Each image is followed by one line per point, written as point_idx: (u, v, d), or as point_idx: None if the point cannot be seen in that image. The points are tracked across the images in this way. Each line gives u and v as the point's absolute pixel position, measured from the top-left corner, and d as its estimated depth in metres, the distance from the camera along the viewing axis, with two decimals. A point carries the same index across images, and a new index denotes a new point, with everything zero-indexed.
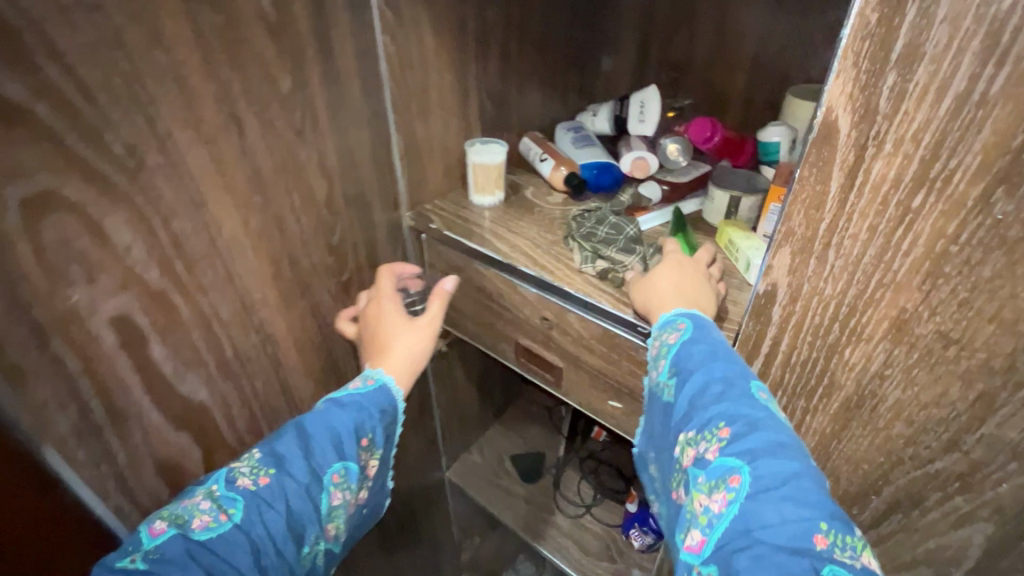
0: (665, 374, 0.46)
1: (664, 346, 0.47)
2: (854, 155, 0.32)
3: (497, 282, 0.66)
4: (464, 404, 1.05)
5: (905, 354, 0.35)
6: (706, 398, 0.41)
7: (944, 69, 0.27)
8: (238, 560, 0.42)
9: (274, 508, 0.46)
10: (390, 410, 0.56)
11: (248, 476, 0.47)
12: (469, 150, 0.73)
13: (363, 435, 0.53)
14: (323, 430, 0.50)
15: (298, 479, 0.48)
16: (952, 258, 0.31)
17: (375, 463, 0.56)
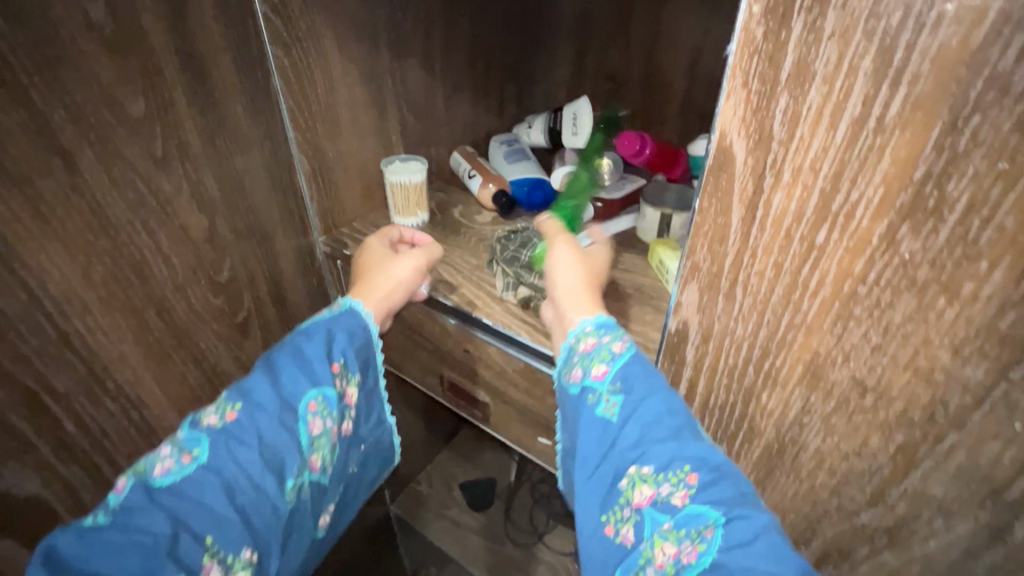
0: (605, 383, 0.38)
1: (606, 353, 0.39)
2: (752, 186, 0.28)
3: (416, 312, 0.61)
4: (407, 433, 0.99)
5: (822, 402, 0.32)
6: (665, 430, 0.35)
7: (836, 90, 0.24)
8: (213, 501, 0.37)
9: (241, 445, 0.39)
10: (364, 336, 0.49)
11: (214, 413, 0.40)
12: (386, 168, 0.67)
13: (333, 359, 0.45)
14: (288, 356, 0.44)
15: (261, 412, 0.40)
16: (861, 300, 0.27)
17: (354, 392, 0.48)
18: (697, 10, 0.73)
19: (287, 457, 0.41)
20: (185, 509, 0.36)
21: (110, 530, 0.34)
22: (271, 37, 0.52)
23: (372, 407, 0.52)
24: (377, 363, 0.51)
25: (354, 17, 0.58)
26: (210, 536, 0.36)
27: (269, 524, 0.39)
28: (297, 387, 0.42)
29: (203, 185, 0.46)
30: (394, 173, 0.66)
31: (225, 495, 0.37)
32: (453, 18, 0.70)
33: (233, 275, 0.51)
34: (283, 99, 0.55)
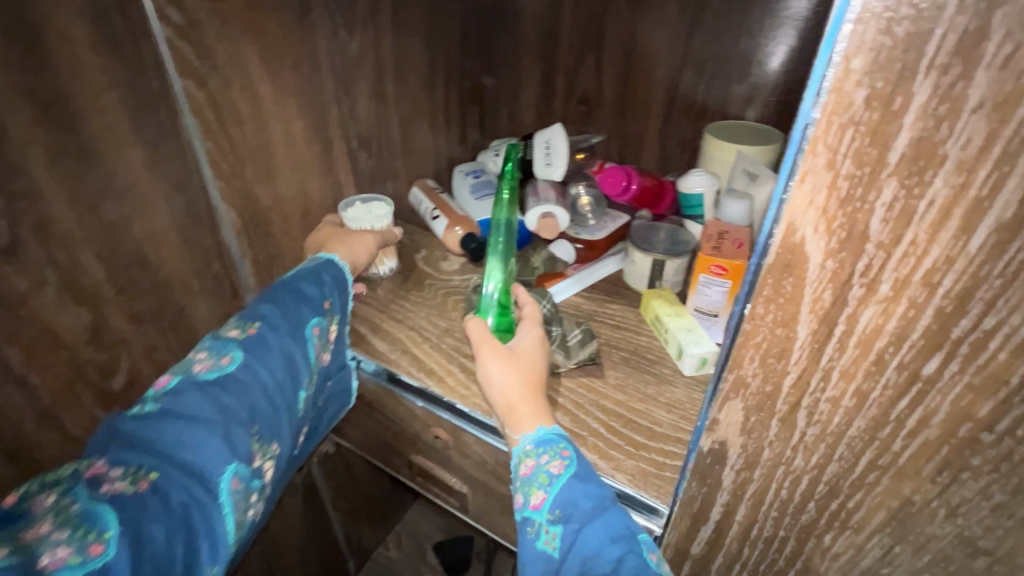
0: (542, 512, 0.36)
1: (543, 477, 0.36)
2: (830, 296, 0.21)
3: (375, 389, 0.51)
4: (372, 497, 0.88)
5: (910, 555, 0.25)
6: (601, 566, 0.32)
7: (978, 182, 0.16)
8: (250, 403, 0.36)
9: (270, 348, 0.38)
10: (342, 290, 0.46)
11: (236, 327, 0.38)
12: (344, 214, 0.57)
13: (325, 298, 0.43)
14: (289, 291, 0.42)
15: (286, 326, 0.39)
16: (984, 449, 0.20)
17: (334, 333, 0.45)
18: (677, 26, 0.66)
19: (302, 372, 0.40)
20: (227, 406, 0.35)
21: (165, 419, 0.33)
22: (175, 67, 0.41)
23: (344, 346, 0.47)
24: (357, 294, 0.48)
25: (284, 41, 0.48)
26: (253, 430, 0.36)
27: (289, 428, 0.39)
28: (305, 311, 0.41)
29: (78, 267, 0.35)
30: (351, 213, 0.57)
31: (261, 392, 0.37)
32: (406, 40, 0.61)
33: (132, 374, 0.40)
34: (198, 142, 0.45)
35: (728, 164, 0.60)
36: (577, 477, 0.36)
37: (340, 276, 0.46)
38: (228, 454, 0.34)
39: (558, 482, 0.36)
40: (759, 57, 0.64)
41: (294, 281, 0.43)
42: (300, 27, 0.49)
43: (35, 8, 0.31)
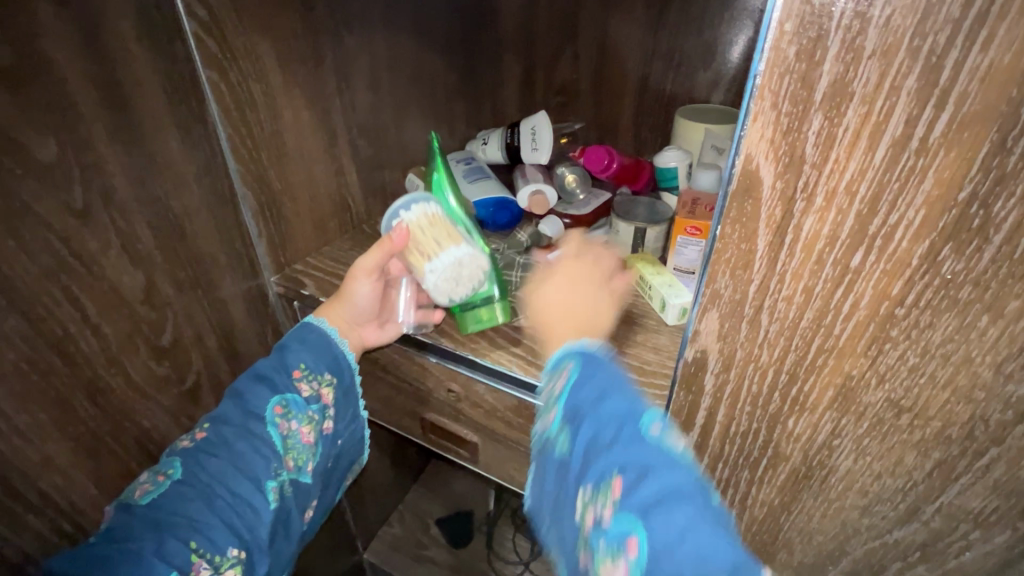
0: (552, 421, 0.37)
1: (550, 394, 0.38)
2: (781, 210, 0.27)
3: (389, 351, 0.56)
4: (376, 475, 0.92)
5: (854, 424, 0.31)
6: (600, 447, 0.33)
7: (877, 110, 0.23)
8: (188, 510, 0.40)
9: (215, 454, 0.43)
10: (329, 351, 0.49)
11: (188, 438, 0.44)
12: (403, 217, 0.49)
13: (292, 368, 0.47)
14: (250, 380, 0.46)
15: (229, 424, 0.44)
16: (898, 321, 0.27)
17: (327, 393, 0.49)
18: (646, 20, 0.72)
19: (261, 462, 0.44)
20: (167, 519, 0.39)
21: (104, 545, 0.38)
22: (202, 58, 0.45)
23: (353, 403, 0.51)
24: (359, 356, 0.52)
25: (294, 36, 0.53)
26: (193, 539, 0.39)
27: (253, 524, 0.42)
28: (260, 402, 0.45)
29: (132, 235, 0.40)
30: (387, 228, 0.50)
31: (201, 497, 0.41)
32: (398, 36, 0.65)
33: (176, 336, 0.45)
34: (221, 129, 0.49)
35: (697, 141, 0.66)
36: (580, 377, 0.36)
37: (327, 333, 0.50)
38: (165, 565, 0.38)
39: (563, 395, 0.37)
40: (720, 47, 0.71)
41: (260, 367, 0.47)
42: (307, 23, 0.54)
43: (93, 4, 0.36)
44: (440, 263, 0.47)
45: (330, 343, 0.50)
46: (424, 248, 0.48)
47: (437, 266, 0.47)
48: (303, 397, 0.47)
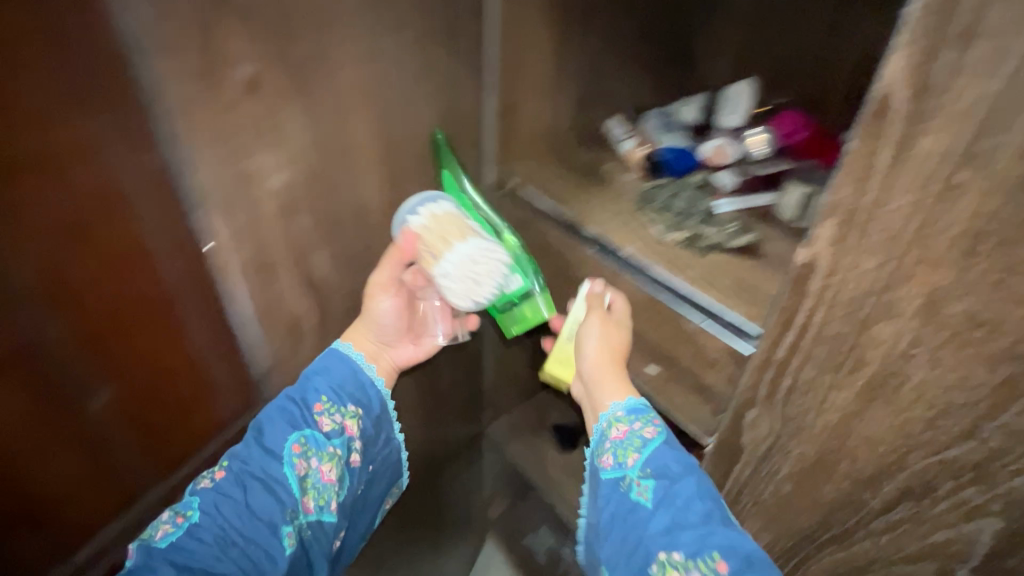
0: (636, 469, 0.52)
1: (638, 439, 0.53)
2: (905, 129, 0.34)
3: (560, 242, 0.69)
4: (515, 365, 1.10)
5: (934, 334, 0.36)
6: (688, 514, 0.48)
7: (1001, 46, 0.29)
8: (204, 552, 0.51)
9: (252, 474, 0.55)
10: (346, 383, 0.63)
11: (207, 478, 0.55)
12: (410, 221, 0.61)
13: (314, 402, 0.60)
14: (269, 420, 0.57)
15: (246, 465, 0.56)
16: (989, 238, 0.32)
17: (349, 424, 0.63)
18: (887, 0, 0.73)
19: (276, 507, 0.56)
20: (184, 559, 0.51)
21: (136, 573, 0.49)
22: None
23: (375, 428, 0.67)
24: (378, 388, 0.67)
25: None
26: None
27: (270, 565, 0.55)
28: (282, 423, 0.57)
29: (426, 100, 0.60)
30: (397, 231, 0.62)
31: (230, 524, 0.54)
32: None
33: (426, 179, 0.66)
34: None
35: None
36: (663, 446, 0.52)
37: (350, 360, 0.64)
38: None
39: (650, 444, 0.53)
40: None
41: (279, 402, 0.59)
42: None
43: None
44: (456, 263, 0.61)
45: (353, 372, 0.64)
46: (434, 255, 0.61)
47: (451, 263, 0.61)
48: (319, 433, 0.59)
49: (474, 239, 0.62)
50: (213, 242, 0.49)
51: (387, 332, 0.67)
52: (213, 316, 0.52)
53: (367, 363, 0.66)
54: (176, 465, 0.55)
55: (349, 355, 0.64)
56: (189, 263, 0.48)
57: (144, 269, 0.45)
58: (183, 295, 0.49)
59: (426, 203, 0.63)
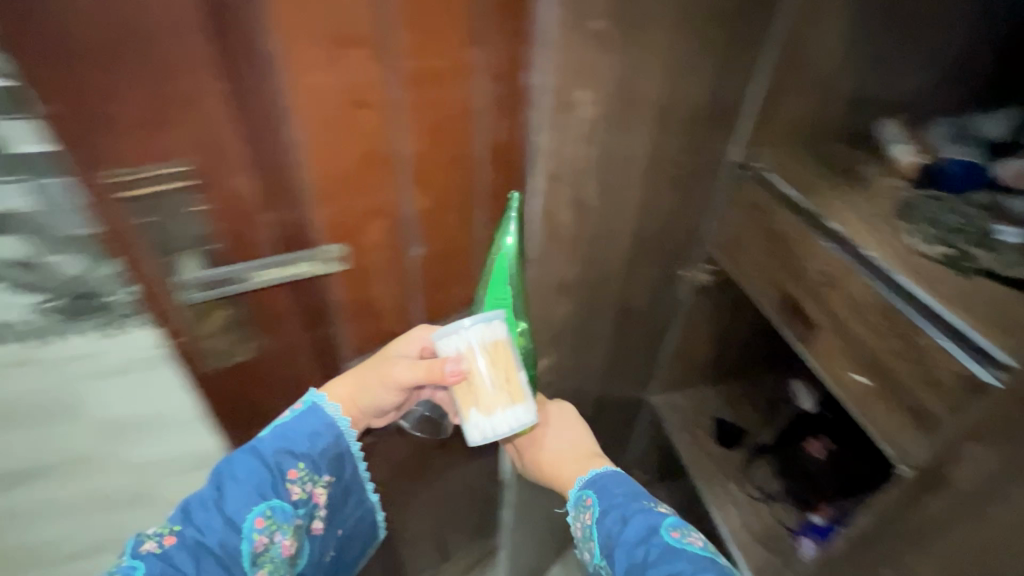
0: (596, 537, 0.59)
1: (589, 509, 0.60)
2: None
3: (791, 228, 0.69)
4: (696, 349, 1.10)
5: None
6: (636, 552, 0.54)
7: None
8: None
9: (207, 548, 0.51)
10: (316, 451, 0.59)
11: (153, 541, 0.50)
12: (464, 335, 0.56)
13: (292, 467, 0.57)
14: (235, 479, 0.54)
15: (215, 522, 0.52)
16: None
17: (315, 492, 0.60)
18: None
19: None
20: None
21: None
22: None
23: (338, 494, 0.65)
24: (352, 459, 0.65)
25: None
26: None
27: None
28: (252, 476, 0.55)
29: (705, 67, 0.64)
30: (445, 337, 0.56)
31: None
32: None
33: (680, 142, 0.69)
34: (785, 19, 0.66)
35: None
36: (606, 500, 0.60)
37: (320, 426, 0.60)
38: None
39: (596, 509, 0.60)
40: None
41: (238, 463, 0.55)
42: None
43: None
44: (491, 419, 0.58)
45: (322, 439, 0.61)
46: (471, 399, 0.57)
47: (493, 426, 0.57)
48: (285, 503, 0.56)
49: (521, 404, 0.58)
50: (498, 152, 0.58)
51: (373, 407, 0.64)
52: (500, 212, 0.63)
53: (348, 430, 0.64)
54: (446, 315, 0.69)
55: (329, 421, 0.61)
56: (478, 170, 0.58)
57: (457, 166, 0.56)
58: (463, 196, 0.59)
59: (484, 326, 0.56)
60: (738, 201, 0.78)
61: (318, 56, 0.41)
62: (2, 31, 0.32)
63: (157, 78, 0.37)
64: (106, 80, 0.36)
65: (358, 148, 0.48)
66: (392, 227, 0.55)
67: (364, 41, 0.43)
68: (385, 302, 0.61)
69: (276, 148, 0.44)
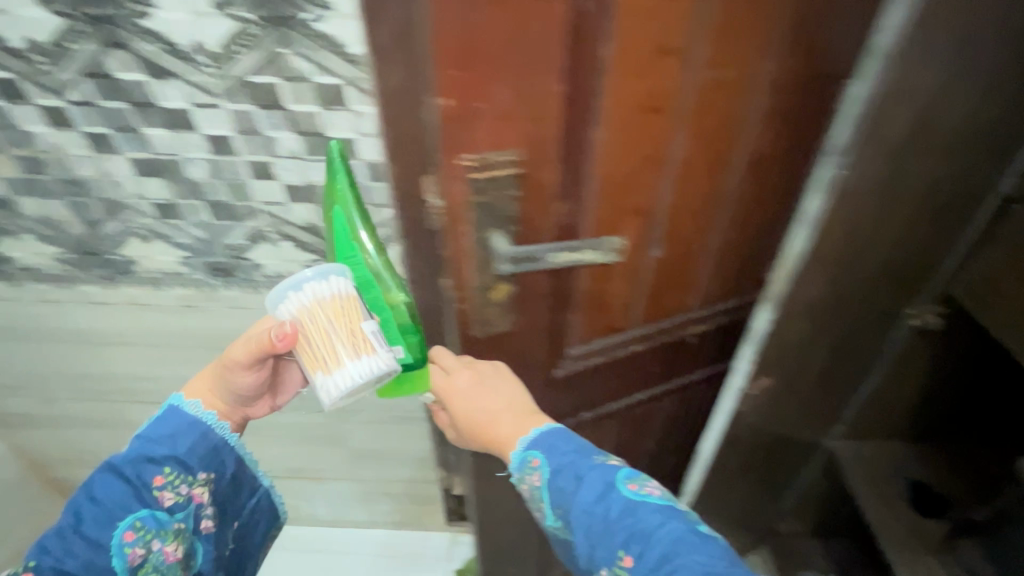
0: (554, 512, 0.56)
1: (537, 481, 0.57)
2: None
3: None
4: (897, 398, 0.98)
5: None
6: (594, 524, 0.51)
7: None
8: None
9: (67, 572, 0.55)
10: (184, 441, 0.62)
11: None
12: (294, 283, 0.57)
13: (153, 475, 0.59)
14: (100, 488, 0.58)
15: (76, 551, 0.56)
16: None
17: (201, 490, 0.63)
18: None
19: None
20: None
21: None
22: None
23: (226, 489, 0.66)
24: (233, 448, 0.66)
25: None
26: None
27: None
28: (115, 490, 0.58)
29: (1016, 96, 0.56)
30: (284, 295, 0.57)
31: None
32: None
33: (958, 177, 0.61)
34: None
35: None
36: (553, 467, 0.56)
37: (188, 413, 0.64)
38: None
39: (546, 481, 0.56)
40: None
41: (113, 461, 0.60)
42: None
43: None
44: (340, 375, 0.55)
45: (188, 423, 0.63)
46: (314, 364, 0.55)
47: (342, 386, 0.55)
48: (160, 510, 0.59)
49: (370, 356, 0.56)
50: (754, 167, 0.60)
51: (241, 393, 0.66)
52: (733, 221, 0.64)
53: (219, 421, 0.66)
54: (659, 317, 0.70)
55: (193, 412, 0.64)
56: (725, 180, 0.60)
57: (708, 173, 0.58)
58: (707, 208, 0.61)
59: (320, 280, 0.57)
60: (1000, 243, 0.68)
61: (637, 63, 0.45)
62: (429, 44, 0.38)
63: (525, 84, 0.41)
64: (489, 84, 0.41)
65: (640, 149, 0.51)
66: (644, 226, 0.58)
67: (672, 51, 0.46)
68: (616, 298, 0.64)
69: (582, 151, 0.48)
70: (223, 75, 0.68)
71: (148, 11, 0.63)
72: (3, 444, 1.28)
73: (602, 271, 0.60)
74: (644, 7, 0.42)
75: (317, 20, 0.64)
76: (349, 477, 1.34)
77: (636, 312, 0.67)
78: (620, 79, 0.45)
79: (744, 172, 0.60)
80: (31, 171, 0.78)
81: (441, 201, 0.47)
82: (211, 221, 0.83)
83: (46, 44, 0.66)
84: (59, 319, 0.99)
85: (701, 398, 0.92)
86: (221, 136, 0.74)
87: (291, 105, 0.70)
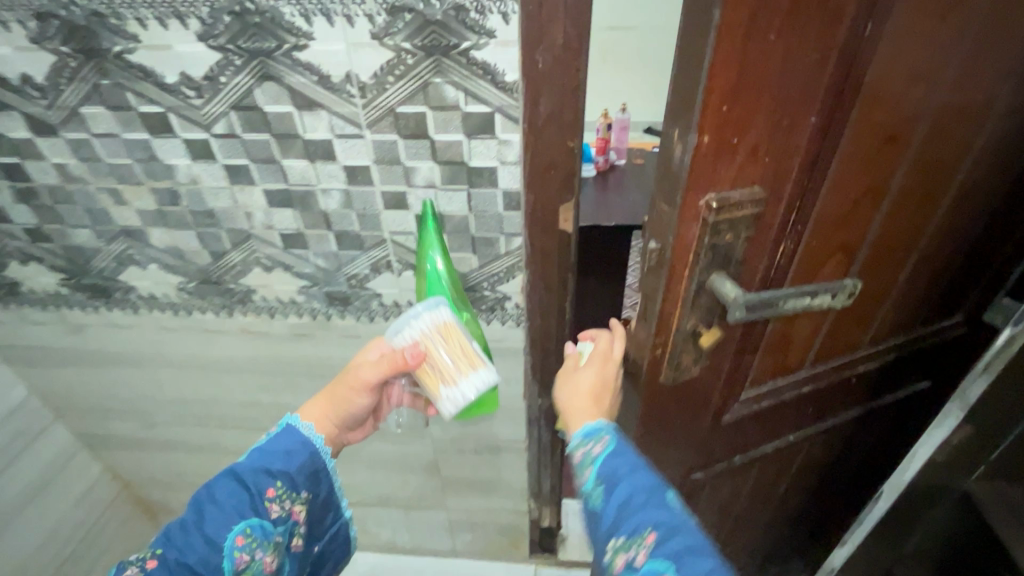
0: (590, 482, 0.56)
1: (589, 457, 0.58)
2: None
3: None
4: None
5: None
6: (632, 506, 0.52)
7: None
8: None
9: (192, 565, 0.61)
10: (295, 458, 0.70)
11: (137, 563, 0.61)
12: (406, 318, 0.72)
13: (268, 485, 0.67)
14: (219, 491, 0.65)
15: (194, 543, 0.62)
16: None
17: (299, 506, 0.70)
18: None
19: None
20: None
21: None
22: None
23: (316, 509, 0.74)
24: (328, 474, 0.75)
25: None
26: None
27: None
28: (231, 494, 0.65)
29: None
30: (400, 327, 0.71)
31: None
32: None
33: None
34: None
35: None
36: (615, 453, 0.57)
37: (301, 432, 0.73)
38: None
39: (599, 458, 0.57)
40: None
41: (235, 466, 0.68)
42: None
43: None
44: (453, 389, 0.71)
45: (299, 440, 0.72)
46: (432, 380, 0.71)
47: (460, 395, 0.71)
48: (265, 520, 0.65)
49: (477, 369, 0.72)
50: (971, 200, 0.57)
51: (347, 419, 0.78)
52: (936, 255, 0.61)
53: (323, 446, 0.75)
54: (832, 357, 0.66)
55: (302, 434, 0.72)
56: (942, 214, 0.56)
57: (929, 206, 0.55)
58: (919, 242, 0.58)
59: (431, 312, 0.71)
60: None
61: (881, 97, 0.45)
62: (710, 84, 0.39)
63: (776, 116, 0.43)
64: (749, 114, 0.42)
65: (869, 179, 0.49)
66: (846, 264, 0.55)
67: (927, 78, 0.45)
68: (799, 339, 0.61)
69: (815, 181, 0.48)
70: (371, 106, 0.67)
71: (306, 43, 0.62)
72: (100, 465, 1.30)
73: (793, 317, 0.57)
74: (907, 36, 0.42)
75: (476, 49, 0.61)
76: (434, 506, 1.30)
77: (815, 350, 0.63)
78: (865, 112, 0.45)
79: (961, 204, 0.57)
80: (166, 203, 0.78)
81: (671, 236, 0.48)
82: (337, 251, 0.82)
83: (200, 78, 0.66)
84: (170, 346, 0.99)
85: (850, 446, 0.86)
86: (360, 166, 0.72)
87: (438, 135, 0.69)
